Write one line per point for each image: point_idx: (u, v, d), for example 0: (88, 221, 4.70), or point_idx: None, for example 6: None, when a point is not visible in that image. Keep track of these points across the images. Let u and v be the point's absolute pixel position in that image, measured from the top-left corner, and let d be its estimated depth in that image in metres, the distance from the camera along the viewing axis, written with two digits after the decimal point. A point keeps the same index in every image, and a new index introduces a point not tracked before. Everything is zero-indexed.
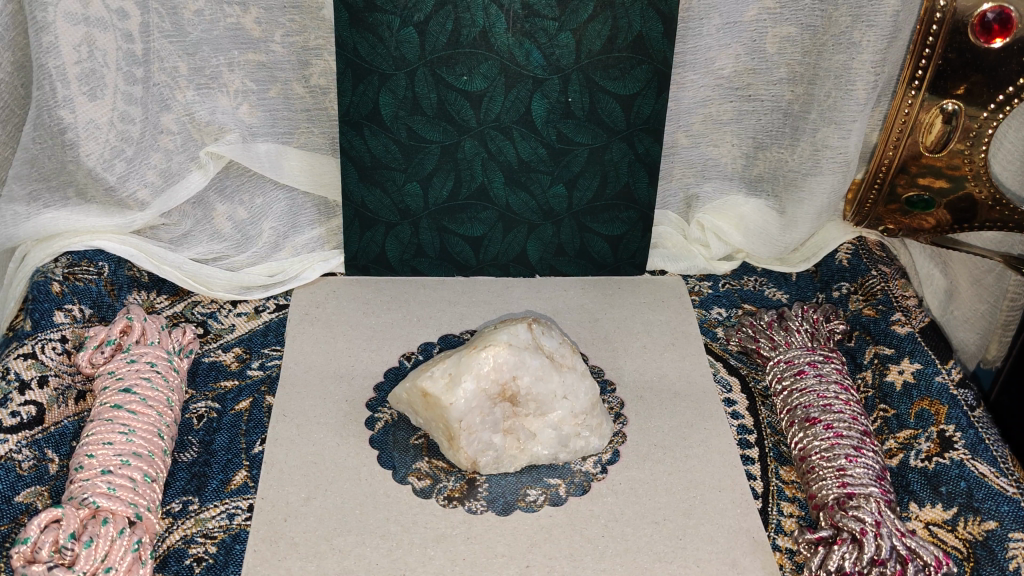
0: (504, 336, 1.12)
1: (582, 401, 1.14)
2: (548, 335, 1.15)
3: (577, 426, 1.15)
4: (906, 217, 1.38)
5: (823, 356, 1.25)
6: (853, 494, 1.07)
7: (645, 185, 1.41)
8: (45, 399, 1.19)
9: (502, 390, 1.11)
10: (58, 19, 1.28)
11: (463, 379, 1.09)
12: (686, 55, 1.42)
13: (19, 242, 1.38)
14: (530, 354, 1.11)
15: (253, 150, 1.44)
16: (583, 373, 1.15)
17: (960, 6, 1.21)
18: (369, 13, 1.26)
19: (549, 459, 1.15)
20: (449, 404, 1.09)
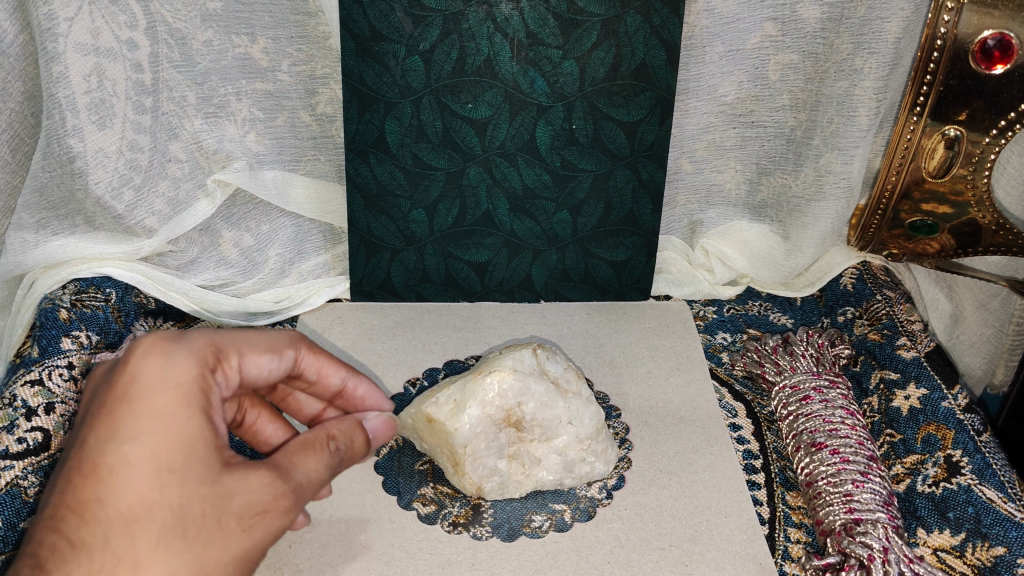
0: (509, 361, 1.12)
1: (586, 426, 1.14)
2: (553, 360, 1.16)
3: (583, 452, 1.14)
4: (910, 241, 1.40)
5: (828, 380, 1.25)
6: (860, 520, 1.06)
7: (649, 211, 1.42)
8: (51, 425, 1.19)
9: (508, 416, 1.11)
10: (68, 49, 1.30)
11: (467, 405, 1.09)
12: (689, 82, 1.43)
13: (28, 269, 1.39)
14: (535, 379, 1.11)
15: (260, 178, 1.46)
16: (588, 399, 1.15)
17: (960, 33, 1.22)
18: (376, 42, 1.27)
19: (554, 485, 1.15)
20: (454, 429, 1.09)
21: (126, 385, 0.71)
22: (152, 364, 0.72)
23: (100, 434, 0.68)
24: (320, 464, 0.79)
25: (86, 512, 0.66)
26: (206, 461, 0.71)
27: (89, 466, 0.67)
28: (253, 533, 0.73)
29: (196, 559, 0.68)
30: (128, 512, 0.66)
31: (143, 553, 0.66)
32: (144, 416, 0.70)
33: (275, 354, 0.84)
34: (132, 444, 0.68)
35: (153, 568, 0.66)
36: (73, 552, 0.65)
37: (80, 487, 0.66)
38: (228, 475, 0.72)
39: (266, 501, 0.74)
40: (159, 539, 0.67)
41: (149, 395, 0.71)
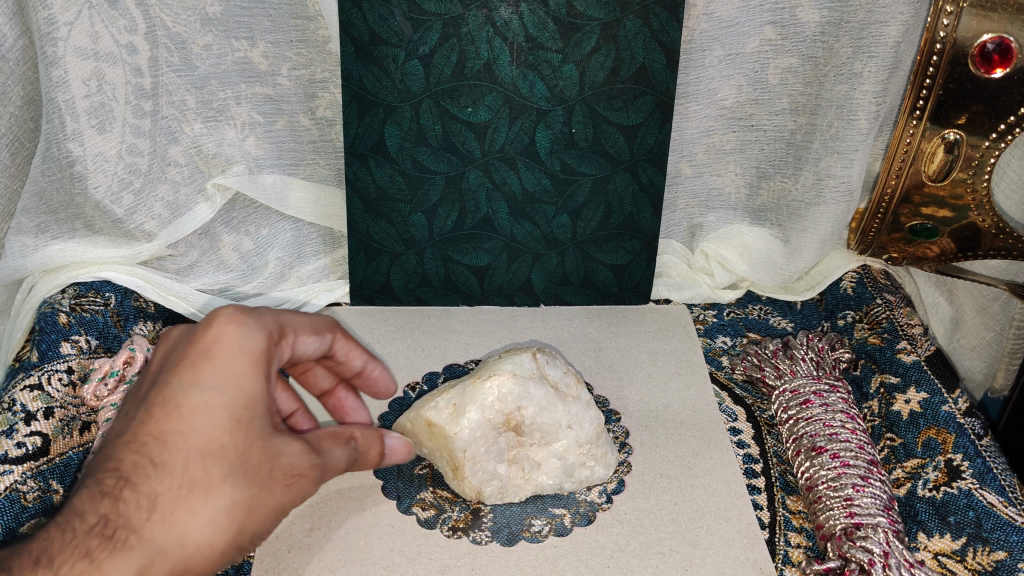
0: (509, 365, 1.12)
1: (586, 430, 1.13)
2: (552, 364, 1.16)
3: (583, 456, 1.14)
4: (910, 246, 1.40)
5: (828, 384, 1.24)
6: (861, 524, 1.05)
7: (649, 215, 1.42)
8: (51, 430, 1.18)
9: (507, 420, 1.11)
10: (68, 53, 1.30)
11: (467, 409, 1.09)
12: (689, 86, 1.43)
13: (27, 273, 1.39)
14: (535, 384, 1.11)
15: (259, 182, 1.45)
16: (588, 403, 1.15)
17: (960, 37, 1.22)
18: (375, 46, 1.27)
19: (554, 489, 1.14)
20: (454, 434, 1.08)
21: (208, 340, 0.79)
22: (231, 328, 0.80)
23: (181, 382, 0.76)
24: (351, 454, 0.87)
25: (166, 441, 0.74)
26: (269, 420, 0.79)
27: (172, 403, 0.75)
28: (294, 495, 0.81)
29: (249, 499, 0.77)
30: (203, 448, 0.75)
31: (213, 482, 0.75)
32: (222, 371, 0.78)
33: (318, 334, 0.92)
34: (211, 394, 0.76)
35: (215, 500, 0.75)
36: (155, 471, 0.73)
37: (159, 423, 0.74)
38: (283, 437, 0.81)
39: (309, 470, 0.82)
40: (227, 475, 0.76)
41: (228, 354, 0.78)
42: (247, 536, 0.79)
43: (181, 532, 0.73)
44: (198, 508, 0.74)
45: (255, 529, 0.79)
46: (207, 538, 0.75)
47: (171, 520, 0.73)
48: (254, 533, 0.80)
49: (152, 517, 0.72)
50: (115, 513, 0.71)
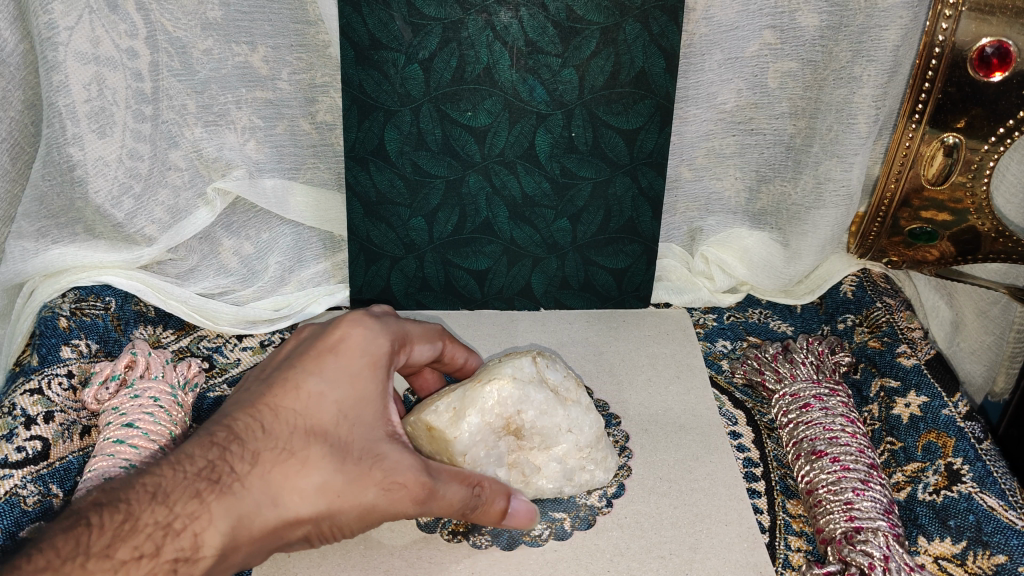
0: (509, 369, 1.11)
1: (586, 434, 1.13)
2: (553, 368, 1.16)
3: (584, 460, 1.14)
4: (910, 249, 1.40)
5: (828, 389, 1.24)
6: (861, 528, 1.05)
7: (649, 218, 1.42)
8: (51, 434, 1.19)
9: (507, 424, 1.10)
10: (68, 58, 1.30)
11: (467, 413, 1.07)
12: (688, 90, 1.43)
13: (27, 277, 1.39)
14: (535, 387, 1.11)
15: (259, 187, 1.46)
16: (588, 406, 1.15)
17: (960, 40, 1.22)
18: (375, 51, 1.28)
19: (554, 493, 1.14)
20: (454, 437, 1.07)
21: (334, 339, 0.97)
22: (357, 333, 0.98)
23: (305, 369, 0.94)
24: (464, 492, 0.94)
25: (279, 413, 0.91)
26: (369, 416, 0.94)
27: (294, 383, 0.93)
28: (388, 501, 0.91)
29: (340, 482, 0.90)
30: (308, 425, 0.91)
31: (309, 457, 0.89)
32: (341, 367, 0.95)
33: (432, 344, 1.11)
34: (327, 384, 0.94)
35: (312, 473, 0.89)
36: (262, 435, 0.90)
37: (280, 399, 0.92)
38: (386, 441, 0.94)
39: (409, 483, 0.91)
40: (324, 454, 0.90)
41: (350, 354, 0.96)
42: (337, 520, 0.91)
43: (275, 491, 0.87)
44: (294, 474, 0.89)
45: (341, 515, 0.91)
46: (296, 505, 0.88)
47: (267, 479, 0.87)
48: (340, 519, 0.91)
49: (253, 472, 0.87)
50: (220, 461, 0.86)
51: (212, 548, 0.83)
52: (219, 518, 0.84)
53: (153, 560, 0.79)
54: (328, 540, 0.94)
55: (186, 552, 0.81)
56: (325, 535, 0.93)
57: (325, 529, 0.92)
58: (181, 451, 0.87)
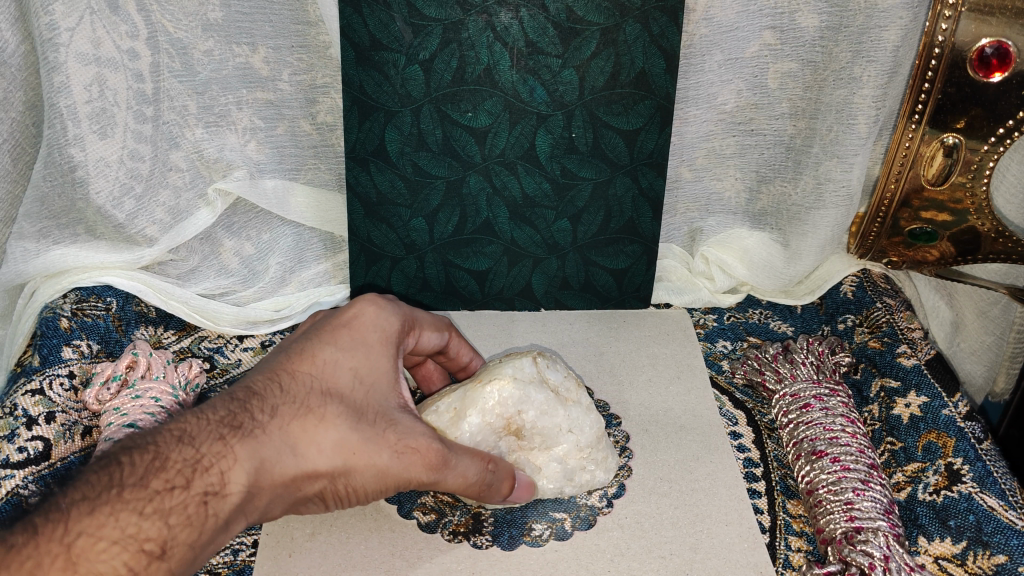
0: (509, 369, 1.11)
1: (587, 435, 1.13)
2: (553, 368, 1.16)
3: (584, 460, 1.14)
4: (910, 250, 1.40)
5: (828, 389, 1.25)
6: (861, 528, 1.05)
7: (649, 219, 1.42)
8: (52, 434, 1.18)
9: (507, 424, 1.10)
10: (69, 59, 1.30)
11: (467, 413, 1.08)
12: (688, 90, 1.43)
13: (28, 278, 1.39)
14: (535, 388, 1.11)
15: (260, 187, 1.46)
16: (588, 407, 1.15)
17: (960, 40, 1.22)
18: (376, 52, 1.28)
19: (555, 493, 1.14)
20: (454, 437, 1.08)
21: (347, 314, 0.99)
22: (371, 309, 1.00)
23: (321, 339, 0.95)
24: (476, 468, 0.96)
25: (297, 376, 0.91)
26: (382, 384, 0.95)
27: (310, 352, 0.94)
28: (401, 465, 0.92)
29: (356, 441, 0.90)
30: (325, 386, 0.91)
31: (328, 414, 0.89)
32: (356, 338, 0.96)
33: (440, 334, 1.12)
34: (344, 352, 0.94)
35: (330, 429, 0.89)
36: (281, 393, 0.89)
37: (298, 364, 0.92)
38: (398, 410, 0.95)
39: (421, 448, 0.93)
40: (340, 413, 0.90)
41: (364, 327, 0.98)
42: (351, 480, 0.91)
43: (296, 443, 0.87)
44: (313, 429, 0.88)
45: (355, 475, 0.91)
46: (316, 458, 0.88)
47: (288, 430, 0.87)
48: (354, 480, 0.91)
49: (274, 423, 0.87)
50: (242, 411, 0.86)
51: (239, 487, 0.82)
52: (244, 460, 0.83)
53: (184, 492, 0.79)
54: (339, 503, 0.94)
55: (215, 488, 0.81)
56: (337, 498, 0.92)
57: (338, 491, 0.92)
58: (205, 402, 0.87)
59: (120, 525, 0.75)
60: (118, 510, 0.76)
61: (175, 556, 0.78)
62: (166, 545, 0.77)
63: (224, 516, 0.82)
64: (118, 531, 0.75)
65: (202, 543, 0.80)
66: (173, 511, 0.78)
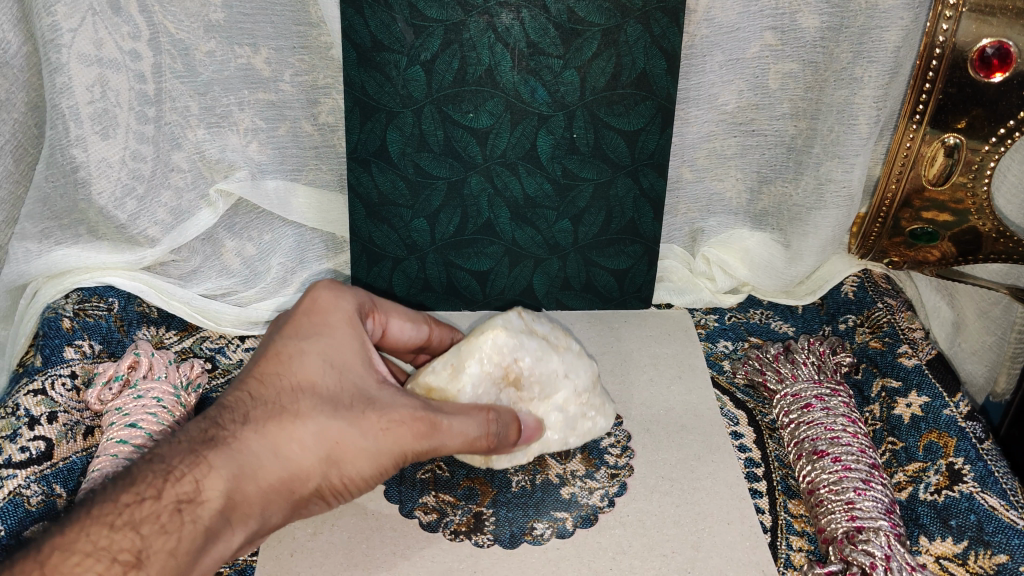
0: (499, 321, 1.11)
1: (582, 378, 1.15)
2: (538, 321, 1.16)
3: (583, 407, 1.16)
4: (911, 250, 1.40)
5: (829, 389, 1.25)
6: (862, 527, 1.05)
7: (650, 220, 1.42)
8: (54, 434, 1.19)
9: (505, 373, 1.09)
10: (71, 60, 1.31)
11: (466, 364, 1.07)
12: (689, 91, 1.44)
13: (30, 278, 1.40)
14: (527, 336, 1.11)
15: (262, 188, 1.46)
16: (578, 352, 1.16)
17: (960, 41, 1.22)
18: (377, 53, 1.29)
19: (561, 443, 1.17)
20: (457, 392, 1.06)
21: (307, 302, 0.99)
22: (326, 295, 1.00)
23: (281, 335, 0.95)
24: (470, 425, 0.96)
25: (264, 379, 0.92)
26: (355, 365, 0.95)
27: (274, 351, 0.94)
28: (391, 442, 0.92)
29: (339, 429, 0.90)
30: (296, 381, 0.92)
31: (303, 409, 0.90)
32: (316, 327, 0.96)
33: (415, 325, 1.12)
34: (307, 344, 0.94)
35: (307, 425, 0.89)
36: (251, 400, 0.90)
37: (264, 366, 0.93)
38: (378, 388, 0.95)
39: (406, 419, 0.93)
40: (316, 405, 0.90)
41: (323, 314, 0.98)
42: (344, 469, 0.91)
43: (275, 443, 0.88)
44: (291, 428, 0.89)
45: (346, 462, 0.91)
46: (299, 454, 0.88)
47: (265, 433, 0.88)
48: (347, 469, 0.91)
49: (248, 429, 0.88)
50: (214, 424, 0.87)
51: (216, 493, 0.84)
52: (219, 467, 0.85)
53: (157, 504, 0.81)
54: (339, 496, 0.94)
55: (189, 495, 0.83)
56: (334, 491, 0.93)
57: (336, 484, 0.92)
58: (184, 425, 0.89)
59: (92, 538, 0.78)
60: (89, 525, 0.79)
61: (155, 563, 0.80)
62: (142, 554, 0.79)
63: (206, 523, 0.83)
64: (91, 544, 0.78)
65: (185, 550, 0.82)
66: (145, 521, 0.80)
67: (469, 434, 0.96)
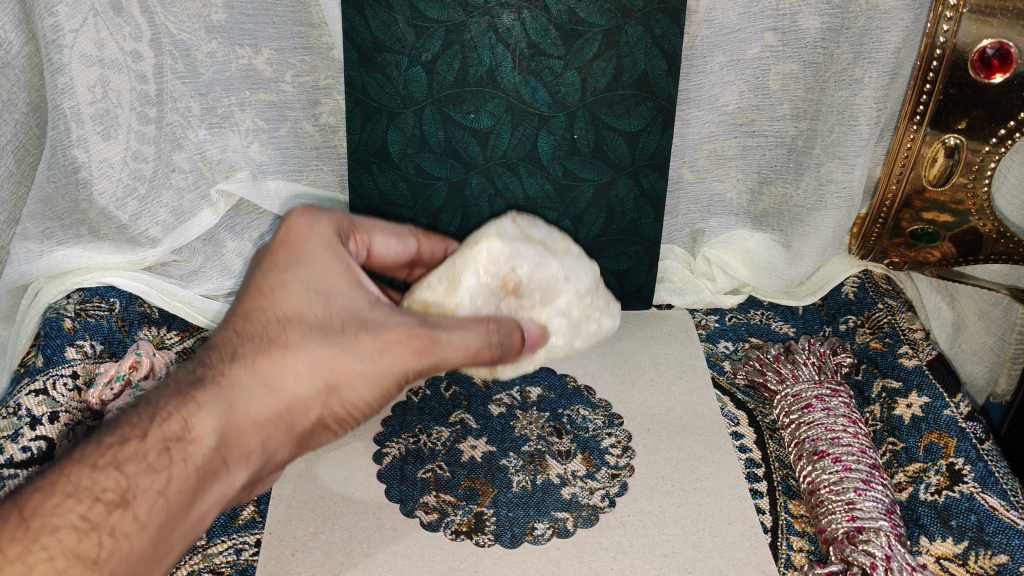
0: (494, 233, 1.09)
1: (583, 282, 1.14)
2: (533, 230, 1.15)
3: (585, 309, 1.14)
4: (912, 250, 1.41)
5: (830, 389, 1.25)
6: (863, 528, 1.05)
7: (651, 220, 1.42)
8: (56, 434, 1.20)
9: (504, 283, 1.07)
10: (73, 60, 1.30)
11: (462, 278, 1.05)
12: (691, 92, 1.44)
13: (31, 279, 1.41)
14: (522, 244, 1.09)
15: (263, 188, 1.46)
16: (577, 257, 1.15)
17: (960, 42, 1.22)
18: (378, 53, 1.29)
19: (565, 349, 1.13)
20: (455, 305, 1.04)
21: (283, 232, 0.95)
22: (302, 221, 0.96)
23: (261, 269, 0.92)
24: (470, 337, 0.94)
25: (249, 315, 0.89)
26: (341, 289, 0.92)
27: (256, 284, 0.91)
28: (389, 361, 0.90)
29: (332, 354, 0.88)
30: (281, 313, 0.89)
31: (292, 339, 0.87)
32: (295, 255, 0.93)
33: (399, 239, 1.12)
34: (288, 272, 0.91)
35: (298, 354, 0.87)
36: (238, 337, 0.88)
37: (247, 301, 0.90)
38: (368, 309, 0.92)
39: (402, 338, 0.90)
40: (305, 333, 0.88)
41: (301, 241, 0.94)
42: (344, 394, 0.89)
43: (266, 376, 0.86)
44: (281, 360, 0.86)
45: (346, 386, 0.89)
46: (294, 386, 0.86)
47: (256, 367, 0.86)
48: (348, 393, 0.89)
49: (236, 365, 0.86)
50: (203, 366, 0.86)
51: (206, 431, 0.82)
52: (209, 404, 0.83)
53: (143, 443, 0.80)
54: (346, 422, 0.92)
55: (177, 434, 0.81)
56: (339, 417, 0.91)
57: (340, 409, 0.91)
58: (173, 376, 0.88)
59: (74, 479, 0.77)
60: (72, 468, 0.78)
61: (141, 504, 0.78)
62: (129, 494, 0.77)
63: (196, 462, 0.81)
64: (72, 485, 0.77)
65: (175, 489, 0.79)
66: (129, 460, 0.79)
67: (471, 347, 0.94)
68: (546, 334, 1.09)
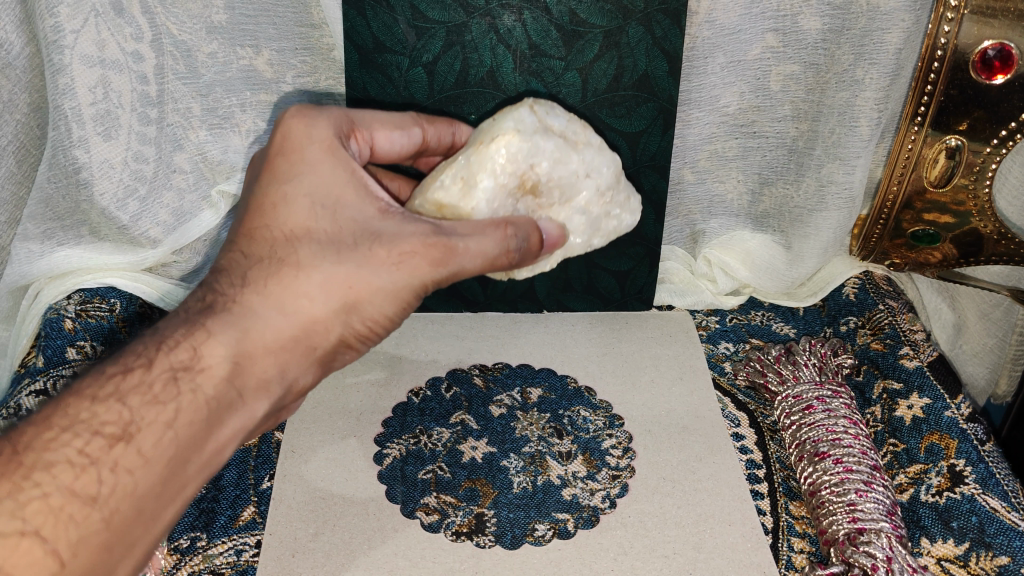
0: (510, 123, 1.02)
1: (605, 177, 1.10)
2: (552, 115, 1.07)
3: (605, 206, 1.13)
4: (912, 251, 1.41)
5: (831, 391, 1.25)
6: (863, 529, 1.05)
7: (651, 222, 1.42)
8: None
9: (522, 182, 1.03)
10: (74, 61, 1.30)
11: (478, 179, 1.00)
12: (691, 93, 1.44)
13: (32, 279, 1.42)
14: (542, 137, 1.03)
15: None
16: (599, 147, 1.09)
17: (961, 43, 1.22)
18: (380, 54, 1.29)
19: (585, 246, 1.15)
20: (471, 210, 1.00)
21: (280, 141, 0.93)
22: (299, 124, 0.93)
23: (263, 183, 0.91)
24: (488, 244, 0.92)
25: (254, 234, 0.90)
26: (348, 198, 0.90)
27: (260, 200, 0.91)
28: (406, 275, 0.88)
29: (345, 274, 0.87)
30: (287, 232, 0.89)
31: (301, 259, 0.87)
32: (295, 163, 0.91)
33: (403, 131, 1.05)
34: (290, 184, 0.90)
35: (309, 274, 0.87)
36: (246, 259, 0.89)
37: (252, 218, 0.90)
38: (379, 220, 0.90)
39: (418, 249, 0.88)
40: (315, 251, 0.87)
41: (299, 147, 0.92)
42: (363, 310, 0.89)
43: (279, 301, 0.86)
44: (294, 281, 0.87)
45: (364, 302, 0.88)
46: (309, 308, 0.87)
47: (267, 291, 0.86)
48: (367, 308, 0.89)
49: (247, 291, 0.87)
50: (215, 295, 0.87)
51: (215, 359, 0.83)
52: (218, 332, 0.84)
53: (148, 374, 0.80)
54: (371, 336, 0.93)
55: (185, 363, 0.81)
56: (362, 332, 0.91)
57: (362, 326, 0.91)
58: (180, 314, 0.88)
59: (76, 412, 0.77)
60: (75, 402, 0.78)
61: (147, 436, 0.77)
62: (132, 427, 0.77)
63: (205, 390, 0.81)
64: (74, 419, 0.77)
65: (183, 420, 0.79)
66: (134, 392, 0.79)
67: (489, 253, 0.92)
68: (565, 233, 1.09)
